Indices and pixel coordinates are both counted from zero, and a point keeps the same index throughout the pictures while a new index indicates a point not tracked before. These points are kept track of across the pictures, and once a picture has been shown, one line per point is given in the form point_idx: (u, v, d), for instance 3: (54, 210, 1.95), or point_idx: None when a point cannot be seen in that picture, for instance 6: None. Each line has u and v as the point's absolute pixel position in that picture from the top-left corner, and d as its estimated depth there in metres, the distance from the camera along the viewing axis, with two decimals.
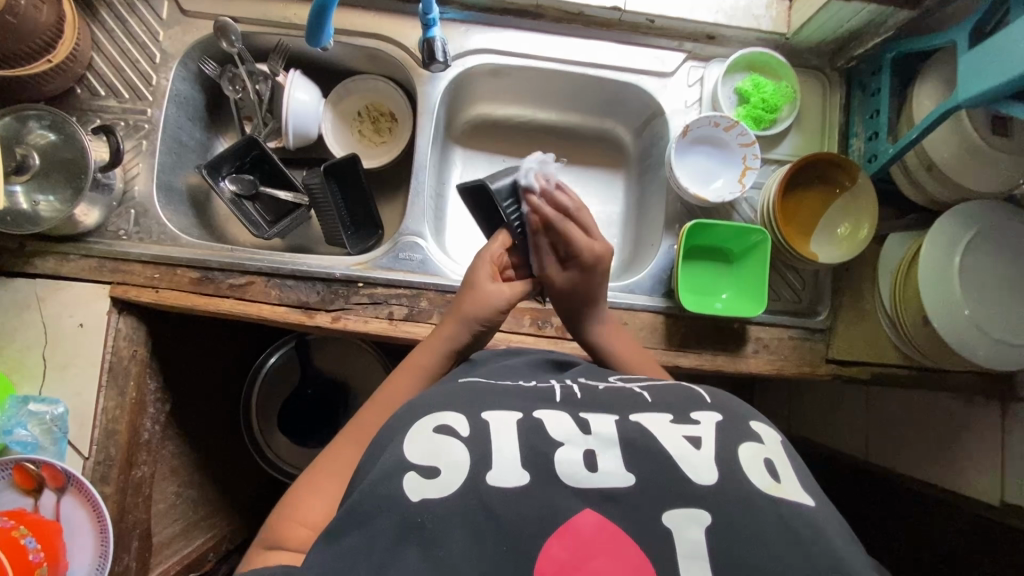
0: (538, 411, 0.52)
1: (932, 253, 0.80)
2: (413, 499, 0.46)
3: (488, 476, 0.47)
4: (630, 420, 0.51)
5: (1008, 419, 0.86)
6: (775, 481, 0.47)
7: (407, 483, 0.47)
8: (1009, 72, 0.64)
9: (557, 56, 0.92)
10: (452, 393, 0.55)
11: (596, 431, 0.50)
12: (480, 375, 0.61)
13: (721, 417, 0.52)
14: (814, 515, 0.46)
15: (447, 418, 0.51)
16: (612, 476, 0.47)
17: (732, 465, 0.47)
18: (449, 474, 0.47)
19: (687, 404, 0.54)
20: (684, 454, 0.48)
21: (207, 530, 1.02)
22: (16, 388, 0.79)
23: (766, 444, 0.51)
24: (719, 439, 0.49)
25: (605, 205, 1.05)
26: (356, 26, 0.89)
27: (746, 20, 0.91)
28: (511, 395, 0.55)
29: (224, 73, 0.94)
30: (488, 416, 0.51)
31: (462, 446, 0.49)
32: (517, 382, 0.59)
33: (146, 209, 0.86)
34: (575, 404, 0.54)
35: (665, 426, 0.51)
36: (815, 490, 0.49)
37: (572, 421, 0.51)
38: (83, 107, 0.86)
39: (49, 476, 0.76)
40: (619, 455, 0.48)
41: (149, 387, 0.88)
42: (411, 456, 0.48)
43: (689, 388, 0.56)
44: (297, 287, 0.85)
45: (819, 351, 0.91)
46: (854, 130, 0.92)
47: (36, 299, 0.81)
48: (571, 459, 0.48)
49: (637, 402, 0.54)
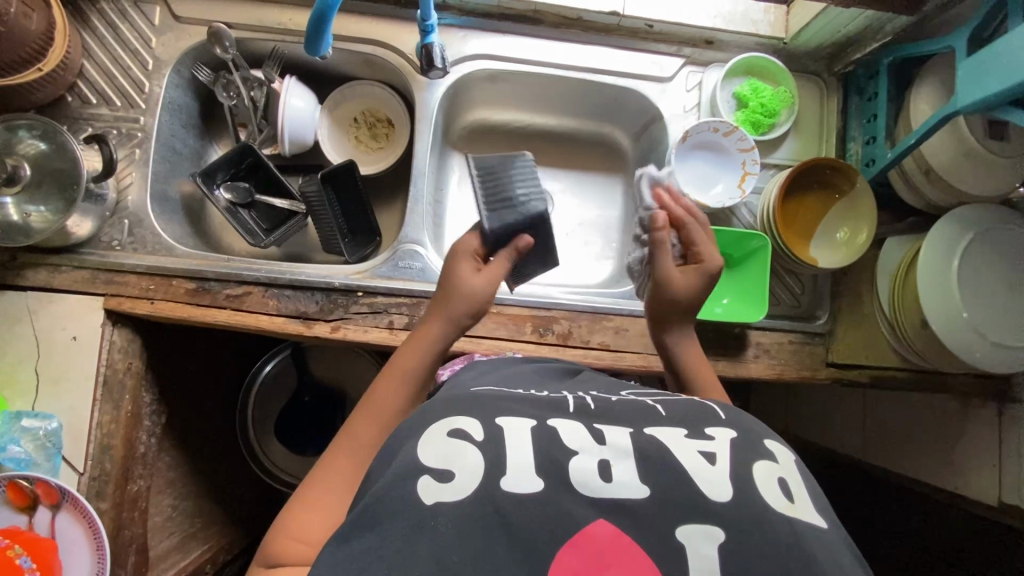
0: (550, 419, 0.52)
1: (932, 255, 0.80)
2: (425, 502, 0.45)
3: (501, 482, 0.46)
4: (645, 433, 0.51)
5: (1005, 421, 0.87)
6: (789, 500, 0.47)
7: (420, 487, 0.46)
8: (1008, 80, 0.64)
9: (556, 62, 0.91)
10: (462, 399, 0.54)
11: (611, 442, 0.50)
12: (488, 382, 0.60)
13: (736, 435, 0.52)
14: (829, 538, 0.46)
15: (458, 423, 0.50)
16: (625, 486, 0.47)
17: (747, 482, 0.47)
18: (463, 479, 0.46)
19: (700, 418, 0.54)
20: (698, 468, 0.48)
21: (205, 542, 1.01)
22: (9, 403, 0.78)
23: (780, 462, 0.51)
24: (735, 455, 0.49)
25: (603, 210, 1.04)
26: (354, 31, 0.88)
27: (744, 25, 0.91)
28: (521, 402, 0.54)
29: (217, 79, 0.91)
30: (501, 421, 0.51)
31: (476, 450, 0.48)
32: (528, 390, 0.58)
33: (140, 219, 0.84)
34: (589, 413, 0.54)
35: (680, 441, 0.50)
36: (829, 511, 0.49)
37: (586, 430, 0.51)
38: (73, 115, 0.84)
39: (43, 493, 0.74)
40: (634, 468, 0.48)
41: (143, 400, 0.86)
42: (424, 459, 0.47)
43: (704, 404, 0.57)
44: (297, 297, 0.84)
45: (819, 355, 0.92)
46: (852, 134, 0.92)
47: (27, 312, 0.79)
48: (585, 468, 0.47)
49: (651, 415, 0.54)
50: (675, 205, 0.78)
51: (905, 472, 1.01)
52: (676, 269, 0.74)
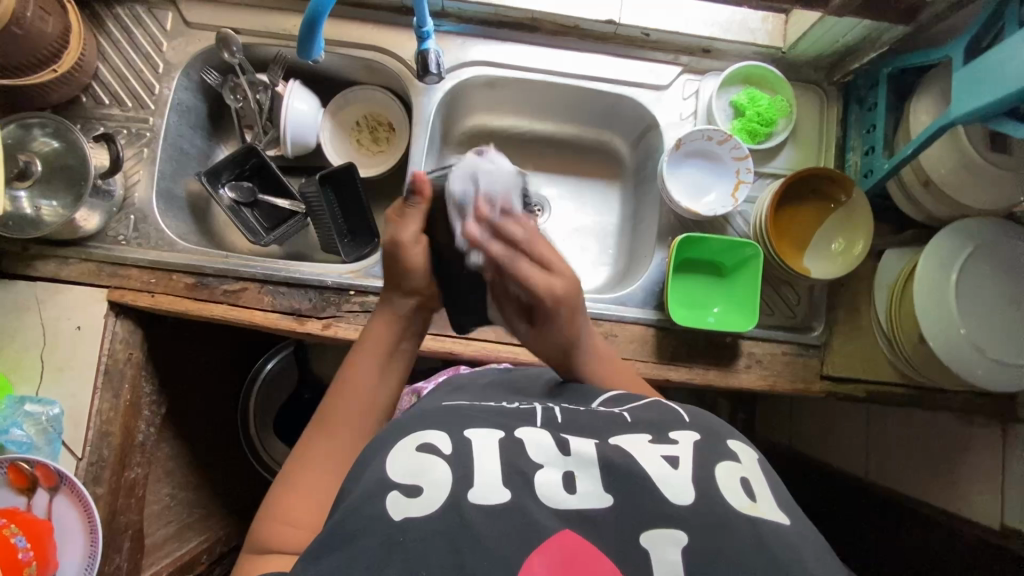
0: (518, 431, 0.52)
1: (927, 267, 0.78)
2: (395, 518, 0.44)
3: (469, 494, 0.46)
4: (610, 442, 0.51)
5: (1009, 443, 0.85)
6: (752, 500, 0.48)
7: (389, 503, 0.45)
8: (1003, 89, 0.63)
9: (553, 69, 0.92)
10: (428, 414, 0.54)
11: (575, 451, 0.50)
12: (461, 400, 0.59)
13: (699, 437, 0.52)
14: (792, 535, 0.45)
15: (427, 438, 0.50)
16: (588, 496, 0.46)
17: (708, 486, 0.47)
18: (433, 492, 0.46)
19: (665, 423, 0.54)
20: (662, 475, 0.48)
21: (202, 532, 1.03)
22: (14, 388, 0.81)
23: (743, 463, 0.51)
24: (698, 459, 0.49)
25: (600, 217, 1.05)
26: (354, 38, 0.90)
27: (742, 34, 0.91)
28: (486, 415, 0.54)
29: (225, 83, 0.95)
30: (470, 433, 0.50)
31: (445, 464, 0.47)
32: (498, 403, 0.57)
33: (145, 215, 0.87)
34: (556, 424, 0.53)
35: (644, 446, 0.50)
36: (792, 508, 0.49)
37: (553, 441, 0.51)
38: (87, 115, 0.88)
39: (42, 475, 0.77)
40: (598, 476, 0.48)
41: (143, 390, 0.89)
42: (394, 475, 0.47)
43: (668, 406, 0.57)
44: (290, 294, 0.86)
45: (813, 367, 0.90)
46: (851, 144, 0.91)
47: (36, 301, 0.83)
48: (550, 481, 0.47)
49: (616, 423, 0.53)
50: (494, 244, 0.69)
51: (904, 491, 0.99)
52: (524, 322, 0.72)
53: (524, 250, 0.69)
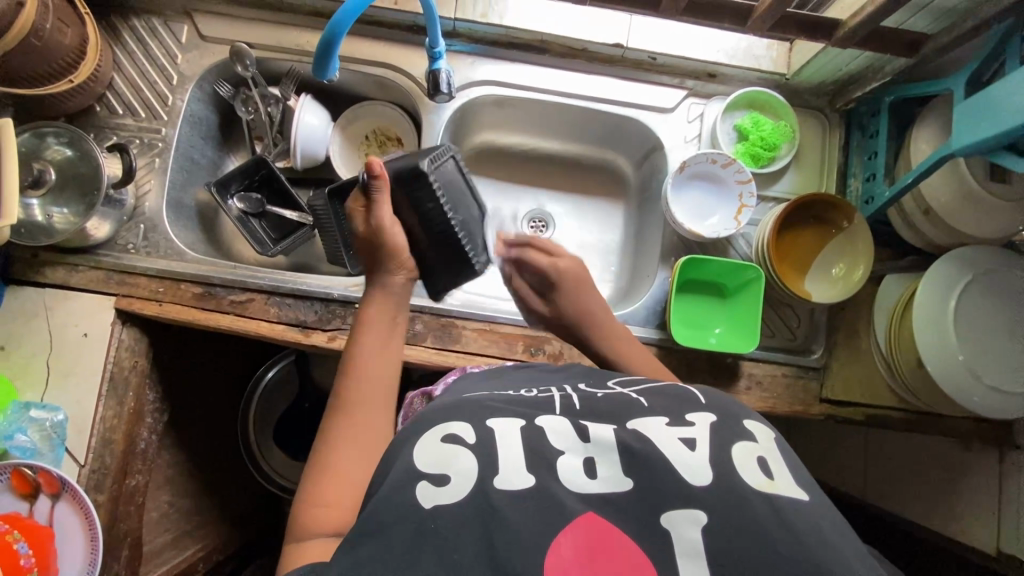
0: (539, 419, 0.52)
1: (928, 295, 0.79)
2: (425, 506, 0.45)
3: (495, 480, 0.47)
4: (629, 427, 0.52)
5: (1007, 468, 0.85)
6: (769, 477, 0.48)
7: (419, 491, 0.46)
8: (1000, 126, 0.65)
9: (560, 90, 0.94)
10: (451, 406, 0.54)
11: (595, 438, 0.51)
12: (481, 391, 0.60)
13: (715, 418, 0.53)
14: (810, 510, 0.46)
15: (452, 429, 0.51)
16: (609, 481, 0.47)
17: (727, 466, 0.48)
18: (460, 480, 0.47)
19: (682, 406, 0.55)
20: (679, 456, 0.48)
21: (197, 541, 1.02)
22: (19, 393, 0.81)
23: (760, 442, 0.51)
24: (715, 439, 0.50)
25: (603, 236, 1.06)
26: (365, 54, 0.92)
27: (747, 60, 0.93)
28: (509, 405, 0.55)
29: (237, 95, 0.96)
30: (493, 423, 0.51)
31: (470, 453, 0.48)
32: (518, 392, 0.58)
33: (155, 224, 0.89)
34: (575, 412, 0.54)
35: (661, 429, 0.51)
36: (809, 483, 0.49)
37: (571, 427, 0.52)
38: (101, 124, 0.89)
39: (45, 482, 0.76)
40: (618, 461, 0.49)
41: (147, 398, 0.90)
42: (421, 465, 0.48)
43: (684, 389, 0.58)
44: (296, 305, 0.87)
45: (813, 390, 0.92)
46: (852, 170, 0.93)
47: (44, 308, 0.83)
48: (572, 465, 0.48)
49: (633, 408, 0.54)
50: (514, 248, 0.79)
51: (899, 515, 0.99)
52: (540, 303, 0.79)
53: (534, 243, 0.78)
